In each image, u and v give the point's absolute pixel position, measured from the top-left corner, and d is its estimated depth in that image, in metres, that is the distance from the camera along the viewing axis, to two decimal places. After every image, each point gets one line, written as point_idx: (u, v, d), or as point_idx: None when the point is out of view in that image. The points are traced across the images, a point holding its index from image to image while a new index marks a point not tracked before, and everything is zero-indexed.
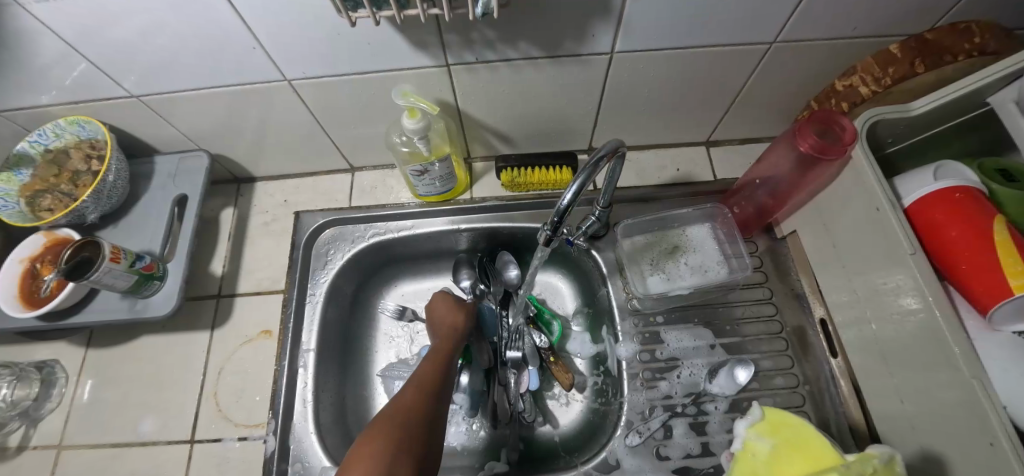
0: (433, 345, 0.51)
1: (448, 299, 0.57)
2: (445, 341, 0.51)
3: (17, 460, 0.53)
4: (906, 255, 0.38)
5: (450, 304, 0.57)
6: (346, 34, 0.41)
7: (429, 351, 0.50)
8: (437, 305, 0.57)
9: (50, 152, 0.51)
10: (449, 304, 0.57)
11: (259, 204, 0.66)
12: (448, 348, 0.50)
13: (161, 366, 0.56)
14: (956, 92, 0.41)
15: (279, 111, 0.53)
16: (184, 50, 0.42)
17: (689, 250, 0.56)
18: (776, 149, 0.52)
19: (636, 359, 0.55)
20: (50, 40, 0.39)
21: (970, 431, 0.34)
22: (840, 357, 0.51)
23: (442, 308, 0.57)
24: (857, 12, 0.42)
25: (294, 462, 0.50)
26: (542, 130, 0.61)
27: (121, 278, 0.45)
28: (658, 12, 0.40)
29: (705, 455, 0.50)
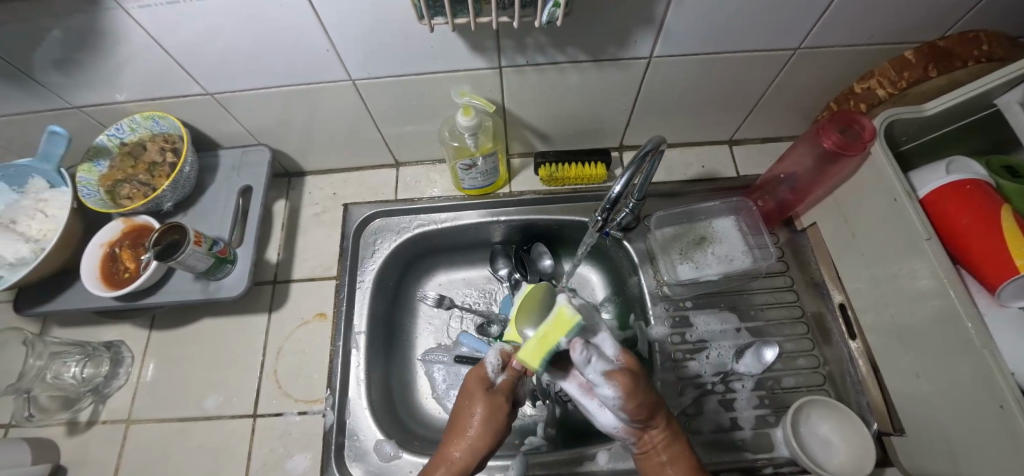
0: (441, 456, 0.44)
1: (472, 401, 0.46)
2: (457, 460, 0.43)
3: (87, 433, 0.56)
4: (922, 241, 0.42)
5: (472, 413, 0.45)
6: (414, 38, 0.45)
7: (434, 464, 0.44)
8: (461, 404, 0.47)
9: (125, 145, 0.55)
10: (471, 409, 0.45)
11: (310, 197, 0.70)
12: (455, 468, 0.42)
13: (222, 346, 0.60)
14: (965, 95, 0.46)
15: (337, 110, 0.57)
16: (263, 52, 0.46)
17: (716, 240, 0.60)
18: (799, 147, 0.56)
19: (668, 341, 0.58)
20: (144, 43, 0.43)
21: (982, 398, 0.38)
22: (859, 339, 0.56)
23: (461, 411, 0.46)
24: (873, 22, 0.47)
25: (350, 437, 0.54)
26: (576, 128, 0.65)
27: (201, 260, 0.50)
28: (697, 20, 0.44)
29: (734, 429, 0.53)
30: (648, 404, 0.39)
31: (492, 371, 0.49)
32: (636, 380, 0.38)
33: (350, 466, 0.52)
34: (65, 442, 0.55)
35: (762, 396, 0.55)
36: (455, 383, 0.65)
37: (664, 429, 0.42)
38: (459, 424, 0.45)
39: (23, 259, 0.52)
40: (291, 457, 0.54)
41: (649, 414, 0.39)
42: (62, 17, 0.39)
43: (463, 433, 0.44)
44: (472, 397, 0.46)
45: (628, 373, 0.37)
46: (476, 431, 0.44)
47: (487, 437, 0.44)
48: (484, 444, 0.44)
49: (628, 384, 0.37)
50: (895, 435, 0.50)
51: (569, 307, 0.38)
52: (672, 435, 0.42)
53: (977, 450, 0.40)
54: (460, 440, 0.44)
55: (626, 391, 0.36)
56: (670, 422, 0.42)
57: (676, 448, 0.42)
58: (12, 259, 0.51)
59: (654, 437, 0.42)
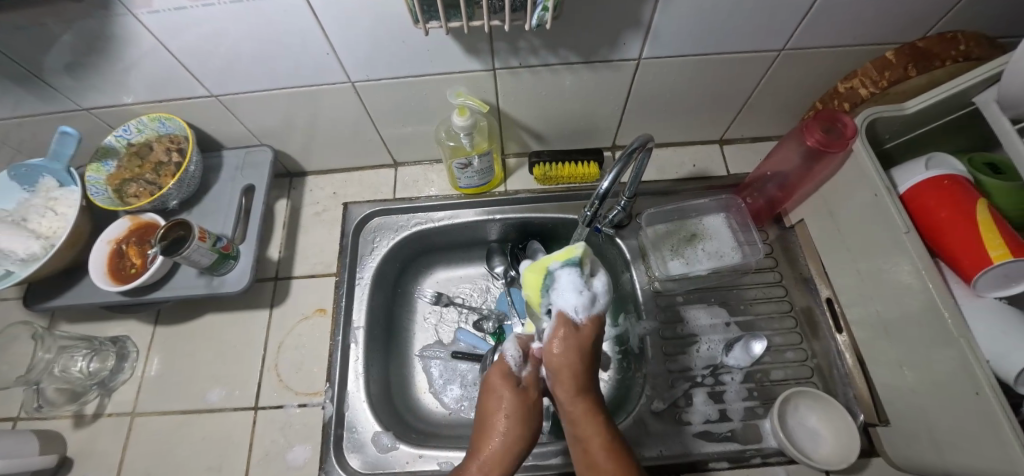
0: (484, 440, 0.46)
1: (503, 403, 0.47)
2: (501, 441, 0.45)
3: (94, 425, 0.57)
4: (901, 234, 0.44)
5: (503, 409, 0.47)
6: (410, 41, 0.46)
7: (478, 448, 0.45)
8: (491, 398, 0.48)
9: (132, 146, 0.57)
10: (502, 411, 0.47)
11: (311, 196, 0.72)
12: (500, 447, 0.45)
13: (225, 341, 0.62)
14: (944, 93, 0.47)
15: (337, 112, 0.59)
16: (265, 54, 0.47)
17: (706, 237, 0.62)
18: (784, 146, 0.57)
19: (660, 334, 0.60)
20: (150, 46, 0.45)
21: (960, 386, 0.40)
22: (845, 332, 0.57)
23: (493, 410, 0.47)
24: (855, 24, 0.48)
25: (349, 429, 0.55)
26: (570, 129, 0.67)
27: (205, 256, 0.52)
28: (684, 22, 0.46)
29: (723, 420, 0.55)
30: (568, 367, 0.47)
31: (514, 366, 0.51)
32: (574, 337, 0.48)
33: (349, 457, 0.53)
34: (72, 434, 0.57)
35: (751, 388, 0.56)
36: (451, 379, 0.66)
37: (574, 403, 0.46)
38: (492, 421, 0.47)
39: (35, 254, 0.53)
40: (292, 448, 0.55)
41: (559, 375, 0.47)
42: (73, 21, 0.41)
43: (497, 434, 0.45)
44: (502, 395, 0.48)
45: (566, 323, 0.48)
46: (510, 425, 0.46)
47: (524, 437, 0.46)
48: (526, 426, 0.46)
49: (563, 327, 0.48)
50: (881, 426, 0.51)
51: (581, 250, 0.50)
52: (585, 409, 0.46)
53: (958, 437, 0.41)
54: (497, 440, 0.45)
55: (557, 337, 0.48)
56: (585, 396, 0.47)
57: (592, 420, 0.45)
58: (24, 256, 0.53)
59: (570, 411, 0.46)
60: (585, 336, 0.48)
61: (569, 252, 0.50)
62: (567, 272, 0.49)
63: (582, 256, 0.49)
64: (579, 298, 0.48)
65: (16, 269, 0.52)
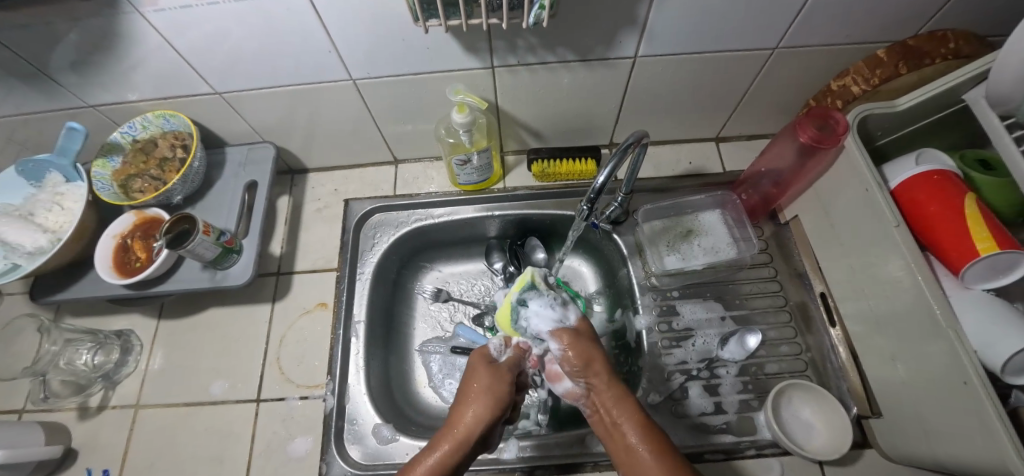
0: (458, 409, 0.44)
1: (478, 377, 0.47)
2: (474, 405, 0.44)
3: (98, 418, 0.58)
4: (891, 227, 0.44)
5: (479, 380, 0.46)
6: (410, 39, 0.47)
7: (451, 418, 0.44)
8: (468, 374, 0.48)
9: (137, 142, 0.58)
10: (476, 382, 0.46)
11: (312, 193, 0.73)
12: (473, 410, 0.43)
13: (228, 334, 0.63)
14: (934, 90, 0.48)
15: (338, 109, 0.60)
16: (268, 52, 0.48)
17: (702, 233, 0.63)
18: (779, 143, 0.58)
19: (656, 328, 0.61)
20: (156, 44, 0.46)
21: (948, 376, 0.40)
22: (839, 326, 0.57)
23: (470, 381, 0.47)
24: (846, 23, 0.49)
25: (350, 421, 0.56)
26: (567, 126, 0.68)
27: (209, 249, 0.53)
28: (678, 20, 0.47)
29: (717, 413, 0.55)
30: (594, 357, 0.48)
31: (496, 351, 0.51)
32: (580, 340, 0.50)
33: (349, 448, 0.54)
34: (77, 426, 0.58)
35: (746, 381, 0.57)
36: (450, 373, 0.67)
37: (608, 387, 0.46)
38: (468, 392, 0.46)
39: (42, 248, 0.54)
40: (294, 440, 0.56)
41: (586, 366, 0.48)
42: (81, 19, 0.42)
43: (473, 406, 0.44)
44: (478, 370, 0.48)
45: (567, 330, 0.52)
46: (484, 391, 0.45)
47: (497, 409, 0.44)
48: (500, 392, 0.46)
49: (567, 337, 0.51)
50: (873, 418, 0.51)
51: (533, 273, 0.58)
52: (619, 392, 0.45)
53: (948, 427, 0.41)
54: (467, 408, 0.44)
55: (565, 345, 0.50)
56: (617, 383, 0.46)
57: (622, 402, 0.44)
58: (31, 249, 0.54)
59: (604, 396, 0.45)
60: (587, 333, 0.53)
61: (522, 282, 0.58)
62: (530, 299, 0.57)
63: (537, 277, 0.58)
64: (552, 313, 0.55)
65: (24, 262, 0.53)
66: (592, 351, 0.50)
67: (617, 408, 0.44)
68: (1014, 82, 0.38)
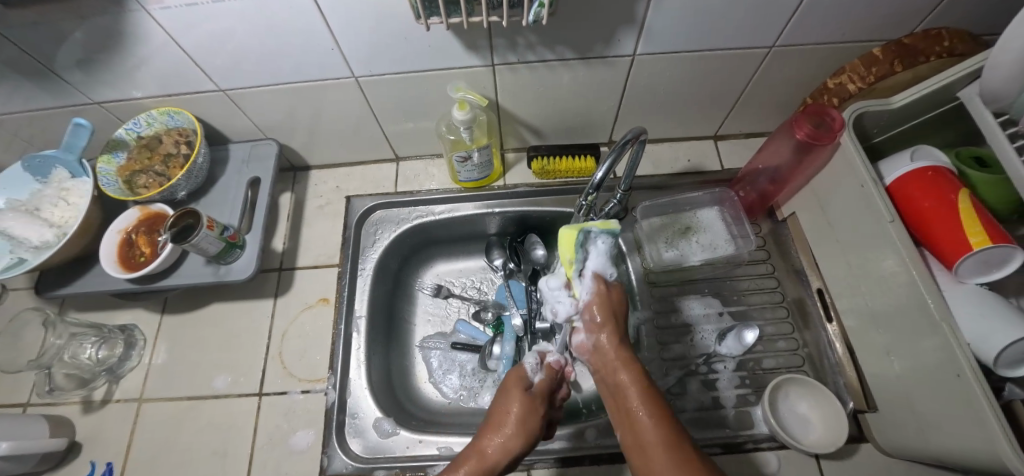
0: (484, 433, 0.44)
1: (509, 404, 0.45)
2: (504, 437, 0.43)
3: (102, 411, 0.59)
4: (886, 223, 0.45)
5: (512, 410, 0.45)
6: (412, 37, 0.48)
7: (476, 440, 0.43)
8: (502, 399, 0.47)
9: (142, 139, 0.59)
10: (508, 411, 0.45)
11: (314, 190, 0.74)
12: (500, 441, 0.42)
13: (231, 329, 0.64)
14: (930, 87, 0.48)
15: (340, 107, 0.61)
16: (271, 50, 0.49)
17: (700, 230, 0.63)
18: (776, 140, 0.59)
19: (654, 324, 0.61)
20: (161, 42, 0.47)
21: (942, 369, 0.41)
22: (836, 322, 0.58)
23: (503, 409, 0.46)
24: (842, 21, 0.50)
25: (351, 415, 0.56)
26: (567, 124, 0.68)
27: (213, 244, 0.53)
28: (676, 19, 0.48)
29: (716, 407, 0.56)
30: (609, 322, 0.47)
31: (531, 371, 0.51)
32: (606, 300, 0.49)
33: (350, 442, 0.55)
34: (80, 419, 0.58)
35: (744, 376, 0.58)
36: (450, 369, 0.68)
37: (616, 349, 0.46)
38: (499, 419, 0.45)
39: (48, 242, 0.55)
40: (295, 433, 0.57)
41: (596, 326, 0.48)
42: (88, 17, 0.42)
43: (497, 436, 0.43)
44: (513, 397, 0.47)
45: (604, 286, 0.49)
46: (514, 424, 0.44)
47: (524, 442, 0.43)
48: (531, 429, 0.44)
49: (600, 290, 0.49)
50: (870, 412, 0.52)
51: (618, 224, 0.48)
52: (623, 357, 0.45)
53: (942, 420, 0.42)
54: (495, 437, 0.43)
55: (593, 298, 0.48)
56: (624, 348, 0.46)
57: (628, 370, 0.44)
58: (38, 243, 0.54)
59: (608, 358, 0.46)
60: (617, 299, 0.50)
61: (606, 225, 0.48)
62: (596, 242, 0.48)
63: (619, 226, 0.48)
64: (604, 265, 0.49)
65: (30, 256, 0.54)
66: (612, 316, 0.48)
67: (621, 372, 0.44)
68: (1006, 80, 0.39)
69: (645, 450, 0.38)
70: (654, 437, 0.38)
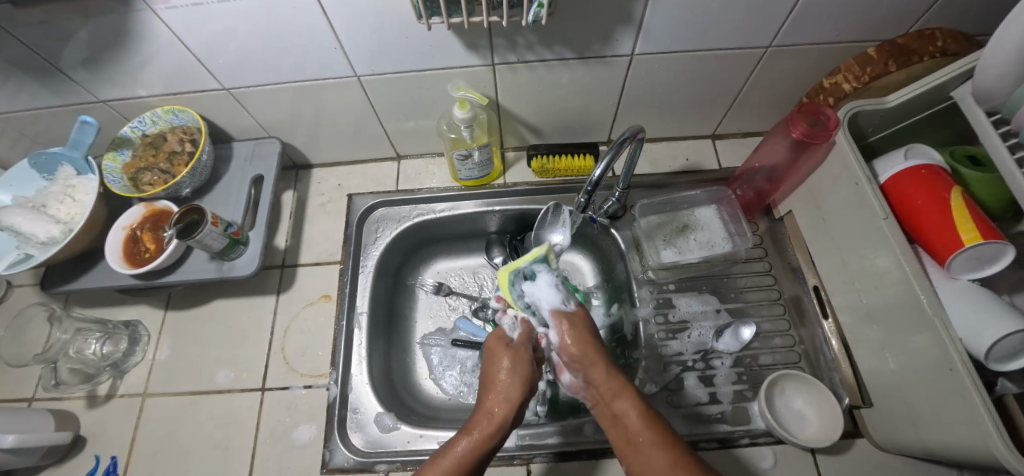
0: (486, 398, 0.45)
1: (499, 362, 0.47)
2: (503, 395, 0.44)
3: (106, 406, 0.60)
4: (880, 220, 0.46)
5: (503, 370, 0.46)
6: (413, 37, 0.49)
7: (479, 407, 0.45)
8: (490, 360, 0.48)
9: (147, 137, 0.60)
10: (499, 370, 0.46)
11: (316, 188, 0.75)
12: (501, 400, 0.44)
13: (234, 325, 0.64)
14: (923, 87, 0.49)
15: (342, 106, 0.62)
16: (274, 49, 0.50)
17: (698, 228, 0.65)
18: (771, 139, 0.60)
19: (652, 321, 0.62)
20: (167, 41, 0.47)
21: (935, 363, 0.41)
22: (831, 319, 0.59)
23: (494, 370, 0.47)
24: (837, 21, 0.51)
25: (352, 410, 0.57)
26: (566, 123, 0.69)
27: (217, 240, 0.54)
28: (673, 19, 0.48)
29: (713, 403, 0.56)
30: (593, 354, 0.48)
31: (509, 330, 0.51)
32: (576, 326, 0.50)
33: (351, 436, 0.55)
34: (85, 414, 0.59)
35: (741, 372, 0.59)
36: (450, 365, 0.68)
37: (605, 382, 0.46)
38: (493, 382, 0.46)
39: (54, 238, 0.55)
40: (297, 428, 0.57)
41: (585, 360, 0.47)
42: (94, 16, 0.43)
43: (499, 398, 0.44)
44: (499, 356, 0.48)
45: (566, 316, 0.50)
46: (510, 381, 0.45)
47: (523, 389, 0.45)
48: (525, 378, 0.46)
49: (566, 323, 0.50)
50: (865, 408, 0.53)
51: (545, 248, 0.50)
52: (620, 386, 0.45)
53: (934, 414, 0.42)
54: (495, 396, 0.45)
55: (564, 332, 0.49)
56: (617, 375, 0.46)
57: (623, 398, 0.44)
58: (44, 239, 0.55)
59: (603, 390, 0.46)
60: (584, 320, 0.51)
61: (535, 255, 0.49)
62: (539, 275, 0.51)
63: (551, 252, 0.50)
64: (556, 296, 0.50)
65: (36, 252, 0.54)
66: (591, 342, 0.49)
67: (615, 403, 0.44)
68: (996, 79, 0.39)
69: None
70: (659, 462, 0.39)
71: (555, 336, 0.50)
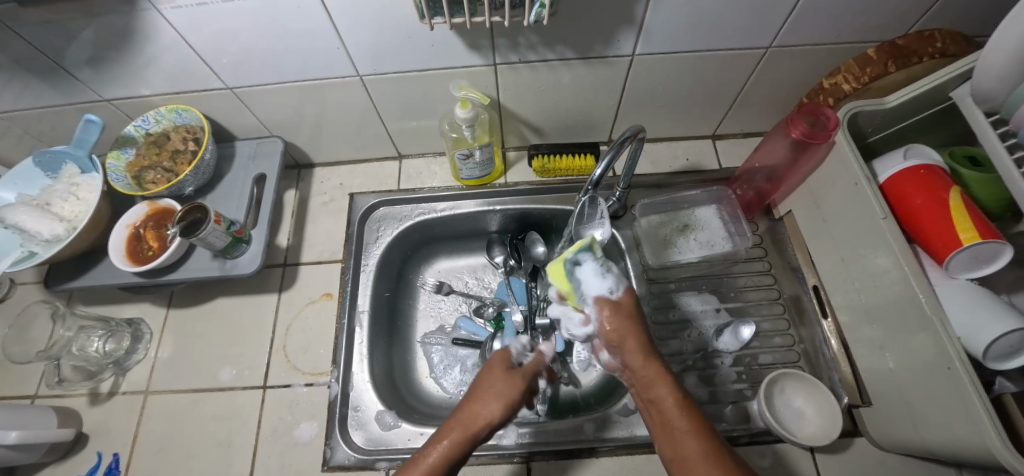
0: (465, 407, 0.44)
1: (493, 379, 0.46)
2: (486, 413, 0.43)
3: (108, 403, 0.60)
4: (879, 220, 0.46)
5: (494, 387, 0.45)
6: (415, 37, 0.49)
7: (457, 413, 0.44)
8: (484, 376, 0.47)
9: (150, 135, 0.60)
10: (491, 386, 0.45)
11: (318, 187, 0.75)
12: (483, 416, 0.43)
13: (236, 324, 0.65)
14: (922, 87, 0.49)
15: (344, 105, 0.62)
16: (278, 48, 0.50)
17: (698, 227, 0.65)
18: (771, 139, 0.60)
19: (652, 320, 0.62)
20: (171, 40, 0.48)
21: (933, 362, 0.42)
22: (831, 318, 0.59)
23: (486, 385, 0.46)
24: (837, 21, 0.51)
25: (353, 407, 0.57)
26: (567, 123, 0.70)
27: (220, 238, 0.55)
28: (673, 20, 0.49)
29: (713, 402, 0.57)
30: (631, 338, 0.45)
31: (517, 353, 0.50)
32: (621, 311, 0.46)
33: (352, 434, 0.56)
34: (87, 411, 0.59)
35: (741, 371, 0.59)
36: (451, 364, 0.69)
37: (644, 367, 0.44)
38: (481, 396, 0.45)
39: (59, 236, 0.55)
40: (299, 425, 0.58)
41: (623, 342, 0.45)
42: (99, 16, 0.44)
43: (479, 412, 0.43)
44: (494, 375, 0.47)
45: (611, 303, 0.46)
46: (499, 399, 0.44)
47: (507, 408, 0.44)
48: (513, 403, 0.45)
49: (608, 311, 0.46)
50: (864, 407, 0.53)
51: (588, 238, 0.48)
52: (657, 371, 0.43)
53: (932, 412, 0.43)
54: (478, 408, 0.43)
55: (605, 317, 0.46)
56: (654, 359, 0.44)
57: (660, 383, 0.43)
58: (48, 237, 0.55)
59: (641, 375, 0.44)
60: (629, 308, 0.47)
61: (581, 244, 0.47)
62: (586, 263, 0.47)
63: (595, 243, 0.47)
64: (603, 283, 0.46)
65: (40, 250, 0.55)
66: (632, 327, 0.46)
67: (656, 387, 0.43)
68: (995, 79, 0.40)
69: (687, 464, 0.38)
70: (695, 452, 0.37)
71: (595, 319, 0.46)
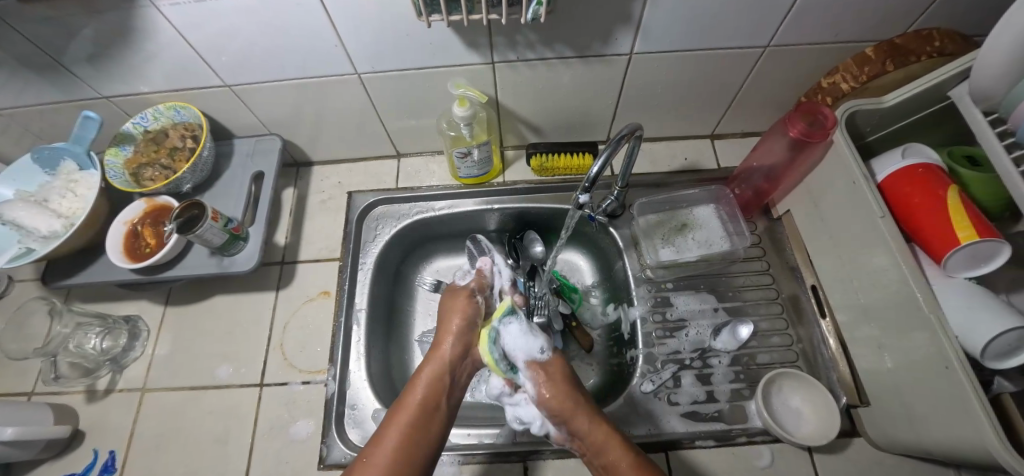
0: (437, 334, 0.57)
1: (454, 309, 0.58)
2: (449, 330, 0.56)
3: (105, 401, 0.60)
4: (877, 218, 0.46)
5: (455, 318, 0.57)
6: (413, 35, 0.49)
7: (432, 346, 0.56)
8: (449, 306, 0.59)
9: (149, 133, 0.60)
10: (453, 317, 0.57)
11: (317, 185, 0.75)
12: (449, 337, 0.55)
13: (233, 321, 0.65)
14: (920, 87, 0.49)
15: (343, 103, 0.62)
16: (275, 46, 0.50)
17: (696, 227, 0.65)
18: (769, 139, 0.60)
19: (650, 319, 0.62)
20: (169, 38, 0.48)
21: (930, 361, 0.42)
22: (830, 318, 0.59)
23: (449, 315, 0.58)
24: (834, 21, 0.51)
25: (350, 406, 0.57)
26: (566, 122, 0.70)
27: (217, 235, 0.55)
28: (671, 18, 0.49)
29: (710, 401, 0.56)
30: (571, 406, 0.50)
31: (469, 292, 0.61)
32: (551, 378, 0.53)
33: (349, 432, 0.56)
34: (84, 408, 0.59)
35: (739, 371, 0.59)
36: None
37: (592, 435, 0.47)
38: (447, 329, 0.56)
39: (56, 233, 0.56)
40: (295, 423, 0.58)
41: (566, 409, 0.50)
42: (98, 13, 0.44)
43: (448, 336, 0.55)
44: (456, 306, 0.59)
45: (541, 365, 0.54)
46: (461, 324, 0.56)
47: (467, 324, 0.57)
48: (473, 318, 0.58)
49: (538, 371, 0.54)
50: (862, 407, 0.53)
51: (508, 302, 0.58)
52: (605, 436, 0.47)
53: (930, 412, 0.43)
54: (446, 339, 0.55)
55: (540, 383, 0.53)
56: (601, 424, 0.48)
57: (612, 444, 0.46)
58: (46, 234, 0.55)
59: (589, 441, 0.48)
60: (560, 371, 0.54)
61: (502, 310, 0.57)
62: (511, 326, 0.57)
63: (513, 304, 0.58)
64: (526, 343, 0.55)
65: (38, 246, 0.55)
66: (567, 392, 0.52)
67: (609, 452, 0.46)
68: (991, 78, 0.40)
69: None
70: None
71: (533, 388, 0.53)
